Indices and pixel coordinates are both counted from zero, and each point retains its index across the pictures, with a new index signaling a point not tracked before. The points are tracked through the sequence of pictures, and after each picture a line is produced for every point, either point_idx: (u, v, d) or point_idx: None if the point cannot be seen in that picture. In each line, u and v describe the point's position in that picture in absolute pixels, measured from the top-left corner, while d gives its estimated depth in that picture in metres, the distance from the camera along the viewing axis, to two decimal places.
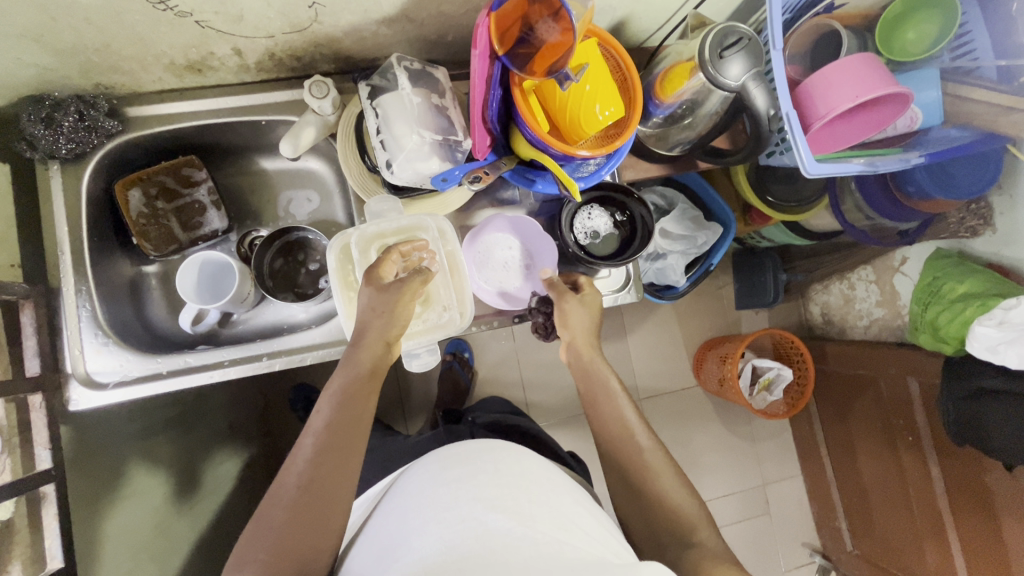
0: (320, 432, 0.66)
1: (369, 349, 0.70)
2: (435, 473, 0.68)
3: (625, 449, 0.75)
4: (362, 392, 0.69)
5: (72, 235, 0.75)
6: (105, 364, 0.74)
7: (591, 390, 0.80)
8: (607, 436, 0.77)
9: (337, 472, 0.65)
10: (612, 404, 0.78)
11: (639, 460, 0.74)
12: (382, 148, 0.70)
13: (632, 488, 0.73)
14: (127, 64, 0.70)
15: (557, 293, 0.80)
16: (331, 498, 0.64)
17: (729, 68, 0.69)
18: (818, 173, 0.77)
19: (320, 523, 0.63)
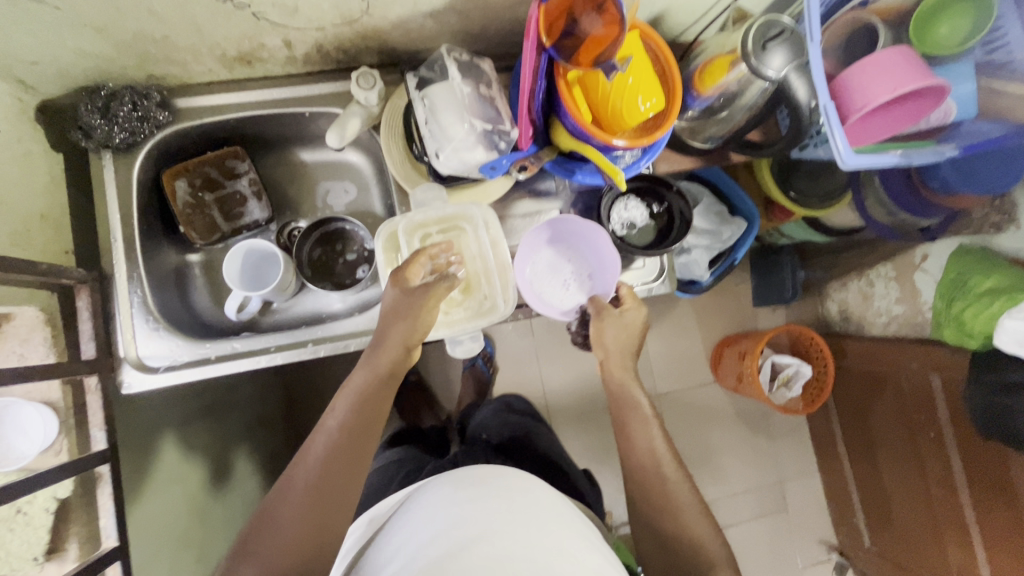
0: (334, 431, 0.68)
1: (388, 353, 0.72)
2: (449, 495, 0.66)
3: (649, 476, 0.74)
4: (378, 396, 0.71)
5: (124, 223, 0.77)
6: (156, 348, 0.76)
7: (619, 410, 0.81)
8: (633, 460, 0.77)
9: (348, 473, 0.66)
10: (641, 426, 0.78)
11: (664, 489, 0.73)
12: (430, 137, 0.72)
13: (653, 517, 0.72)
14: (181, 54, 0.72)
15: (597, 310, 0.82)
16: (339, 500, 0.64)
17: (771, 59, 0.70)
18: (854, 166, 0.78)
19: (329, 524, 0.63)
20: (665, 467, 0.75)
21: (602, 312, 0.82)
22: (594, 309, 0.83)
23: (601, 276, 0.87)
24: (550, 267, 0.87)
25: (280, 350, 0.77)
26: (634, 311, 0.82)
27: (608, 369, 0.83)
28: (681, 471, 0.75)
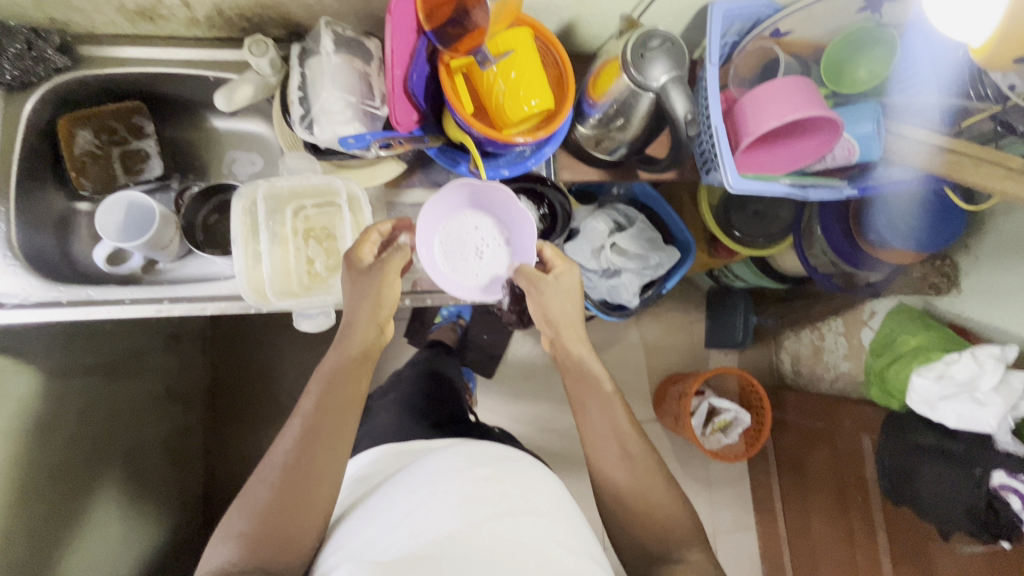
0: (305, 422, 0.70)
1: (361, 331, 0.74)
2: (456, 462, 0.71)
3: (608, 454, 0.79)
4: (352, 373, 0.73)
5: (4, 158, 0.77)
6: (7, 284, 0.75)
7: (577, 391, 0.84)
8: (590, 438, 0.81)
9: (324, 458, 0.68)
10: (600, 407, 0.81)
11: (620, 462, 0.78)
12: (302, 105, 0.72)
13: (614, 493, 0.78)
14: (79, 1, 0.73)
15: (530, 280, 0.81)
16: (313, 481, 0.67)
17: (650, 69, 0.70)
18: (743, 190, 0.78)
19: (303, 506, 0.66)
20: (625, 437, 0.79)
21: (536, 281, 0.81)
22: (524, 282, 0.82)
23: (520, 236, 0.84)
24: (466, 245, 0.85)
25: (130, 301, 0.76)
26: (566, 272, 0.82)
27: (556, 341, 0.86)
28: (640, 440, 0.80)
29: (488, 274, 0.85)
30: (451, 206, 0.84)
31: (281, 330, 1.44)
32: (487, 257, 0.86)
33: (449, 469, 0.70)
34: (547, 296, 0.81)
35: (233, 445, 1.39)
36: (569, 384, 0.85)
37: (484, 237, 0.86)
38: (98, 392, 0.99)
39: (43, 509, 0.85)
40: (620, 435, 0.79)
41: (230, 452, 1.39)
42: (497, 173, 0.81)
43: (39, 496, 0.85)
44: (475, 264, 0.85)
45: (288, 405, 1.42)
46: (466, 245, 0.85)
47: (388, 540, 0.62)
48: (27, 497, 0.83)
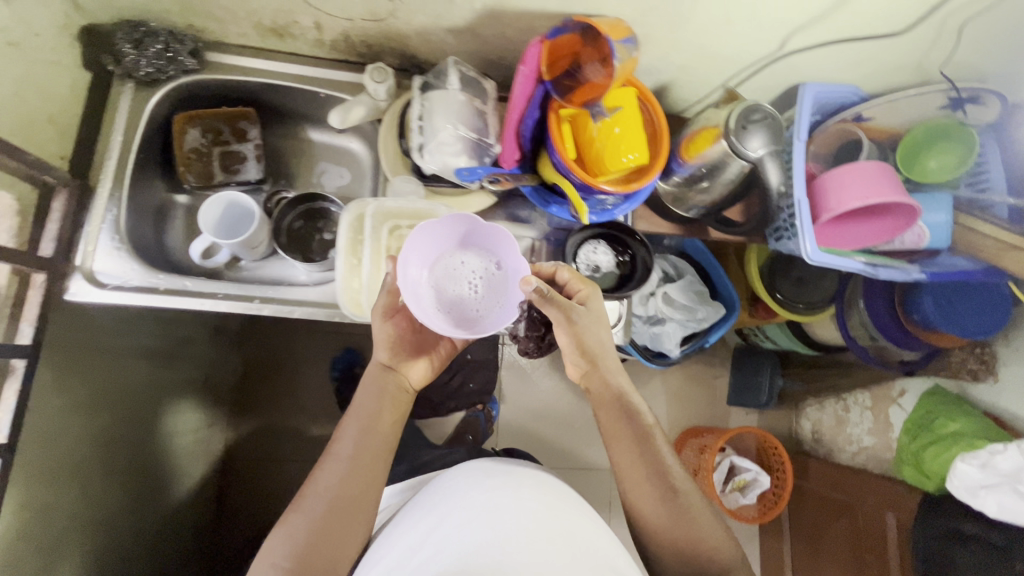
0: (348, 450, 0.73)
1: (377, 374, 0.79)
2: (478, 478, 0.74)
3: (647, 491, 0.78)
4: (378, 398, 0.77)
5: (124, 147, 0.81)
6: (110, 266, 0.78)
7: (610, 429, 0.82)
8: (627, 476, 0.80)
9: (366, 482, 0.72)
10: (634, 443, 0.80)
11: (659, 499, 0.78)
12: (419, 133, 0.77)
13: (653, 531, 0.78)
14: (221, 13, 0.79)
15: (564, 313, 0.76)
16: (350, 506, 0.70)
17: (750, 140, 0.75)
18: (818, 263, 0.81)
19: (344, 531, 0.68)
20: (665, 469, 0.79)
21: (571, 315, 0.77)
22: (556, 308, 0.75)
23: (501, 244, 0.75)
24: (459, 289, 0.76)
25: (226, 297, 0.79)
26: (592, 296, 0.79)
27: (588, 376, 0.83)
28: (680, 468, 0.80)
29: (496, 296, 0.76)
30: (417, 272, 0.75)
31: (317, 334, 1.45)
32: (484, 284, 0.76)
33: (477, 484, 0.72)
34: (584, 330, 0.78)
35: (258, 445, 1.40)
36: (604, 423, 0.83)
37: (471, 269, 0.77)
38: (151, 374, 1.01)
39: (87, 483, 0.86)
40: (659, 469, 0.79)
41: (256, 451, 1.39)
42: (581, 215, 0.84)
43: (85, 470, 0.86)
44: (478, 300, 0.76)
45: (317, 411, 1.43)
46: (455, 289, 0.76)
47: (428, 552, 0.63)
48: (79, 469, 0.84)
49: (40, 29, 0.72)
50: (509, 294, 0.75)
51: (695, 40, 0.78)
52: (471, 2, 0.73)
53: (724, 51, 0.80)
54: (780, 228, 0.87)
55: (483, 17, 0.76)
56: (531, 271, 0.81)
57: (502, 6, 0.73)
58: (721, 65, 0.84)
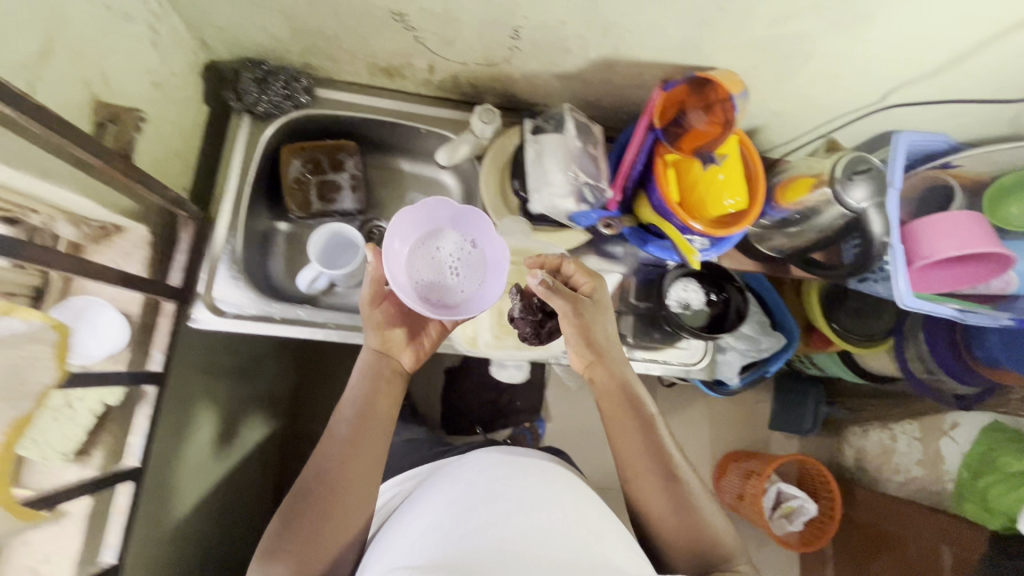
0: (344, 430, 0.72)
1: (382, 360, 0.78)
2: (485, 468, 0.74)
3: (653, 482, 0.74)
4: (383, 385, 0.76)
5: (239, 179, 0.85)
6: (229, 295, 0.81)
7: (613, 417, 0.79)
8: (632, 469, 0.76)
9: (365, 461, 0.71)
10: (640, 432, 0.77)
11: (664, 492, 0.74)
12: (530, 176, 0.79)
13: (658, 528, 0.74)
14: (339, 54, 0.82)
15: (570, 301, 0.76)
16: (350, 494, 0.68)
17: (853, 190, 0.77)
18: (913, 307, 0.82)
19: (341, 518, 0.67)
20: (670, 458, 0.76)
21: (579, 303, 0.77)
22: (564, 300, 0.76)
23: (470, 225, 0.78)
24: (439, 272, 0.77)
25: (336, 328, 0.83)
26: (598, 287, 0.79)
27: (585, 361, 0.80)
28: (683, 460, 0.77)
29: (476, 271, 0.78)
30: (399, 246, 0.76)
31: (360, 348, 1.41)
32: (460, 263, 0.78)
33: (482, 479, 0.72)
34: (586, 317, 0.77)
35: None
36: (606, 412, 0.79)
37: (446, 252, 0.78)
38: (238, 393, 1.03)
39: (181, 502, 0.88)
40: (665, 459, 0.75)
41: None
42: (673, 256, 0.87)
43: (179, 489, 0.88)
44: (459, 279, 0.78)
45: None
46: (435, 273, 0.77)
47: (429, 539, 0.62)
48: (179, 487, 0.87)
49: (175, 69, 0.76)
50: (490, 269, 0.78)
51: (799, 90, 0.80)
52: (587, 52, 0.76)
53: (824, 101, 0.82)
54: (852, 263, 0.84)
55: (595, 65, 0.78)
56: (535, 258, 0.80)
57: (616, 56, 0.76)
58: (818, 114, 0.86)
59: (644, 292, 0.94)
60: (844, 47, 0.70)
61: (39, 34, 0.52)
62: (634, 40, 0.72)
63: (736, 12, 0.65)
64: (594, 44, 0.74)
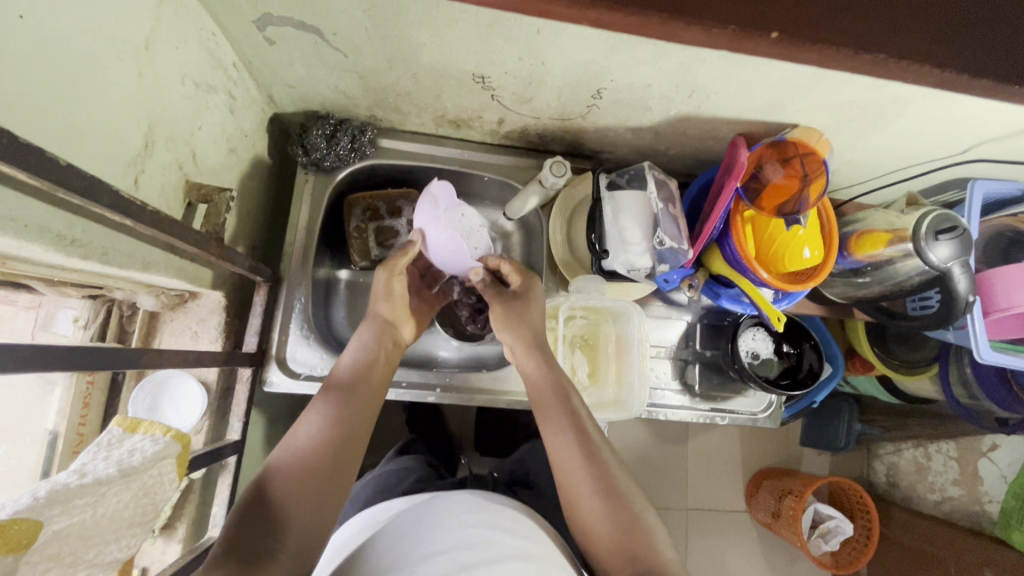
0: (317, 431, 0.59)
1: (380, 330, 0.73)
2: (454, 511, 0.61)
3: (588, 499, 0.62)
4: (360, 374, 0.67)
5: (306, 234, 0.84)
6: (302, 354, 0.80)
7: (546, 421, 0.67)
8: (567, 483, 0.64)
9: (340, 481, 0.58)
10: (579, 440, 0.64)
11: (604, 509, 0.61)
12: (607, 233, 0.77)
13: (597, 551, 0.61)
14: (409, 108, 0.80)
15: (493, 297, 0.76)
16: (312, 493, 0.55)
17: (939, 249, 0.75)
18: (990, 360, 0.83)
19: (298, 517, 0.53)
20: (608, 470, 0.63)
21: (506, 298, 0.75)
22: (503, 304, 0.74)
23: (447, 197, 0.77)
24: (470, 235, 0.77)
25: (412, 388, 0.84)
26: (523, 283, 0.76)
27: (527, 356, 0.71)
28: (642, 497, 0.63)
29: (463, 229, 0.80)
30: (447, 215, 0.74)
31: None
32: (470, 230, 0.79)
33: (431, 512, 0.60)
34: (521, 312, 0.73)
35: None
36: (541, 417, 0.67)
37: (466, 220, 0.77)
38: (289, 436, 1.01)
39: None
40: (604, 469, 0.63)
41: None
42: (745, 308, 0.85)
43: None
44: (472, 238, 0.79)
45: None
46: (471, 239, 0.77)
47: None
48: None
49: (247, 129, 0.75)
50: None
51: (880, 144, 0.79)
52: (667, 109, 0.74)
53: (902, 153, 0.81)
54: (932, 313, 0.82)
55: (673, 120, 0.77)
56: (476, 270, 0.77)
57: (695, 113, 0.75)
58: (893, 163, 0.84)
59: (709, 339, 0.93)
60: (935, 109, 0.68)
61: (142, 128, 0.51)
62: (719, 100, 0.71)
63: (832, 80, 0.64)
64: (676, 104, 0.73)
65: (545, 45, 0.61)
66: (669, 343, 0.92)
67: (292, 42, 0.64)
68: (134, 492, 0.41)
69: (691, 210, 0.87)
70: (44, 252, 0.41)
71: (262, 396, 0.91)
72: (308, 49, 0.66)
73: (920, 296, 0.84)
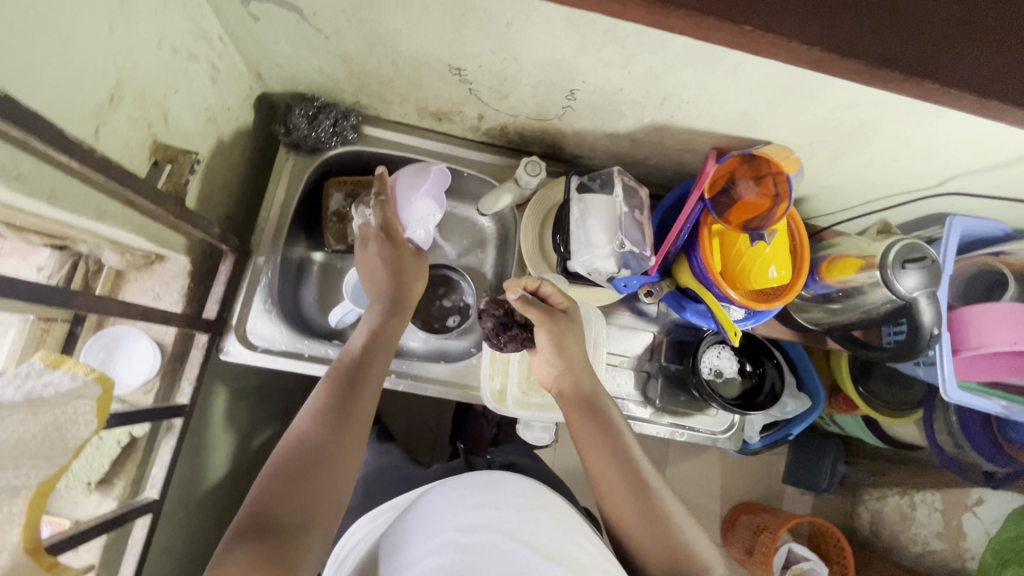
0: (317, 412, 0.63)
1: (387, 323, 0.76)
2: (449, 509, 0.54)
3: (628, 510, 0.65)
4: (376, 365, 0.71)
5: (282, 211, 0.85)
6: (262, 328, 0.81)
7: (581, 437, 0.71)
8: (607, 493, 0.67)
9: (339, 462, 0.61)
10: (611, 452, 0.68)
11: (638, 513, 0.65)
12: (571, 234, 0.78)
13: (637, 551, 0.64)
14: (392, 97, 0.82)
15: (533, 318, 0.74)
16: (321, 468, 0.59)
17: (906, 278, 0.73)
18: (957, 400, 0.80)
19: (308, 491, 0.57)
20: (641, 479, 0.67)
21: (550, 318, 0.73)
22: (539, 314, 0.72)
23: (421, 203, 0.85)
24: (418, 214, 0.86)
25: None
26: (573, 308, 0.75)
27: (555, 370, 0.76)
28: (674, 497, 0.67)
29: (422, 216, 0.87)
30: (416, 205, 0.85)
31: None
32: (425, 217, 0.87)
33: (426, 519, 0.55)
34: (565, 335, 0.73)
35: None
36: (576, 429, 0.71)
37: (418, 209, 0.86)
38: (253, 414, 1.01)
39: (192, 531, 0.87)
40: (636, 473, 0.67)
41: None
42: (710, 323, 0.84)
43: (187, 512, 0.86)
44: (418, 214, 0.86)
45: None
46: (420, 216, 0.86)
47: None
48: (186, 511, 0.85)
49: (231, 103, 0.77)
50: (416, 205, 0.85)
51: (855, 169, 0.78)
52: (640, 116, 0.75)
53: (878, 181, 0.80)
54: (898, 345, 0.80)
55: (647, 128, 0.78)
56: (515, 283, 0.73)
57: (669, 122, 0.75)
58: (869, 191, 0.84)
59: (674, 352, 0.92)
60: (905, 136, 0.68)
61: (110, 82, 0.53)
62: (690, 110, 0.71)
63: (798, 96, 0.65)
64: (648, 111, 0.73)
65: (515, 39, 0.63)
66: (632, 353, 0.91)
67: (275, 19, 0.67)
68: (43, 423, 0.41)
69: (664, 221, 0.87)
70: None
71: (228, 368, 0.92)
72: (291, 28, 0.68)
73: (893, 327, 0.83)
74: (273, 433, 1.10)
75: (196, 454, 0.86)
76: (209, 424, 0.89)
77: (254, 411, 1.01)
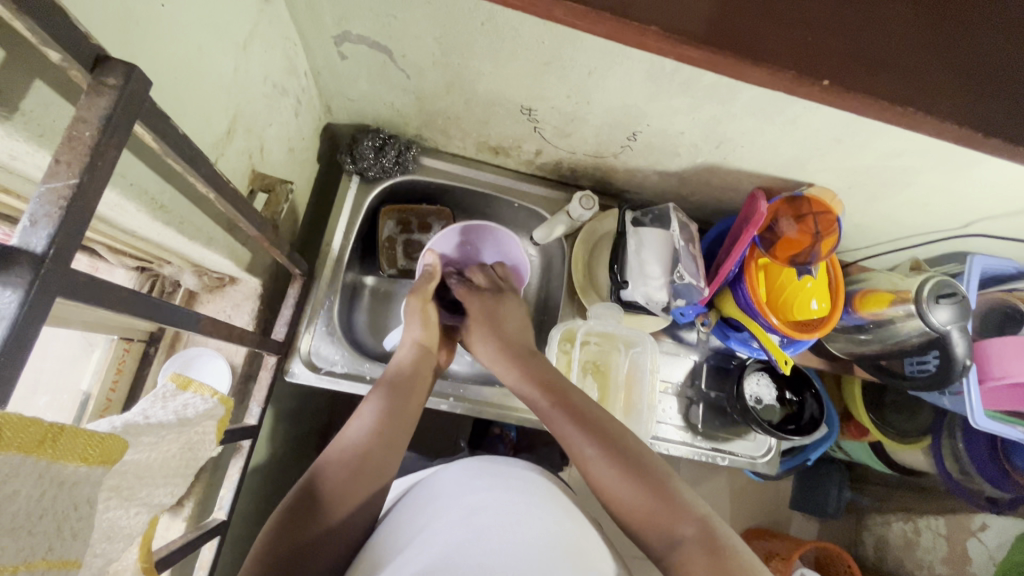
0: (368, 427, 0.65)
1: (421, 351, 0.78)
2: (461, 481, 0.63)
3: (617, 479, 0.60)
4: (401, 377, 0.73)
5: (343, 237, 0.88)
6: (325, 350, 0.83)
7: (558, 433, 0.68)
8: (598, 475, 0.62)
9: (377, 467, 0.63)
10: (586, 434, 0.65)
11: (630, 482, 0.60)
12: (627, 267, 0.82)
13: (644, 530, 0.58)
14: (455, 132, 0.86)
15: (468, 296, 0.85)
16: (362, 475, 0.61)
17: (939, 312, 0.79)
18: (984, 427, 0.85)
19: (347, 490, 0.59)
20: (625, 448, 0.63)
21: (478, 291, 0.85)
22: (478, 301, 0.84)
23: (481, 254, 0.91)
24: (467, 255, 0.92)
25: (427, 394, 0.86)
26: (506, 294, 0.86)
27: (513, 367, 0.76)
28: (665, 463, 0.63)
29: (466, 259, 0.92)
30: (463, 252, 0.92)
31: None
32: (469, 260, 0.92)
33: (437, 492, 0.63)
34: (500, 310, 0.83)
35: None
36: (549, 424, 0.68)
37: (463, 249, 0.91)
38: (296, 435, 1.02)
39: (241, 554, 0.87)
40: (625, 445, 0.63)
41: None
42: (753, 351, 0.89)
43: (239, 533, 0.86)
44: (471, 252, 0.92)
45: None
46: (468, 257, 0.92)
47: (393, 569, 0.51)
48: (239, 534, 0.85)
49: (305, 134, 0.80)
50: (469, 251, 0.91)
51: (890, 210, 0.84)
52: (694, 157, 0.80)
53: (908, 222, 0.87)
54: (928, 376, 0.85)
55: (698, 167, 0.83)
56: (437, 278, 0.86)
57: (721, 163, 0.81)
58: (898, 230, 0.90)
59: (715, 379, 0.96)
60: (941, 183, 0.74)
61: (227, 118, 0.56)
62: (744, 153, 0.77)
63: (848, 144, 0.70)
64: (703, 152, 0.79)
65: (593, 87, 0.68)
66: (675, 379, 0.95)
67: (362, 59, 0.70)
68: (183, 444, 0.43)
69: (708, 254, 0.93)
70: (137, 213, 0.45)
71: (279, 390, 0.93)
72: (375, 67, 0.72)
73: (917, 358, 0.86)
74: (310, 455, 1.10)
75: (249, 474, 0.86)
76: (263, 444, 0.90)
77: (297, 432, 1.02)
